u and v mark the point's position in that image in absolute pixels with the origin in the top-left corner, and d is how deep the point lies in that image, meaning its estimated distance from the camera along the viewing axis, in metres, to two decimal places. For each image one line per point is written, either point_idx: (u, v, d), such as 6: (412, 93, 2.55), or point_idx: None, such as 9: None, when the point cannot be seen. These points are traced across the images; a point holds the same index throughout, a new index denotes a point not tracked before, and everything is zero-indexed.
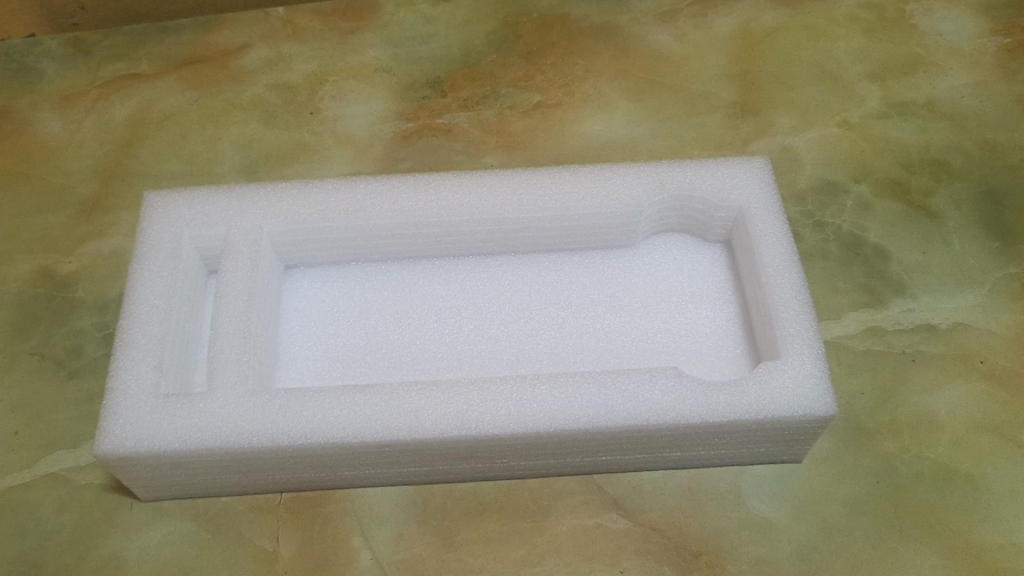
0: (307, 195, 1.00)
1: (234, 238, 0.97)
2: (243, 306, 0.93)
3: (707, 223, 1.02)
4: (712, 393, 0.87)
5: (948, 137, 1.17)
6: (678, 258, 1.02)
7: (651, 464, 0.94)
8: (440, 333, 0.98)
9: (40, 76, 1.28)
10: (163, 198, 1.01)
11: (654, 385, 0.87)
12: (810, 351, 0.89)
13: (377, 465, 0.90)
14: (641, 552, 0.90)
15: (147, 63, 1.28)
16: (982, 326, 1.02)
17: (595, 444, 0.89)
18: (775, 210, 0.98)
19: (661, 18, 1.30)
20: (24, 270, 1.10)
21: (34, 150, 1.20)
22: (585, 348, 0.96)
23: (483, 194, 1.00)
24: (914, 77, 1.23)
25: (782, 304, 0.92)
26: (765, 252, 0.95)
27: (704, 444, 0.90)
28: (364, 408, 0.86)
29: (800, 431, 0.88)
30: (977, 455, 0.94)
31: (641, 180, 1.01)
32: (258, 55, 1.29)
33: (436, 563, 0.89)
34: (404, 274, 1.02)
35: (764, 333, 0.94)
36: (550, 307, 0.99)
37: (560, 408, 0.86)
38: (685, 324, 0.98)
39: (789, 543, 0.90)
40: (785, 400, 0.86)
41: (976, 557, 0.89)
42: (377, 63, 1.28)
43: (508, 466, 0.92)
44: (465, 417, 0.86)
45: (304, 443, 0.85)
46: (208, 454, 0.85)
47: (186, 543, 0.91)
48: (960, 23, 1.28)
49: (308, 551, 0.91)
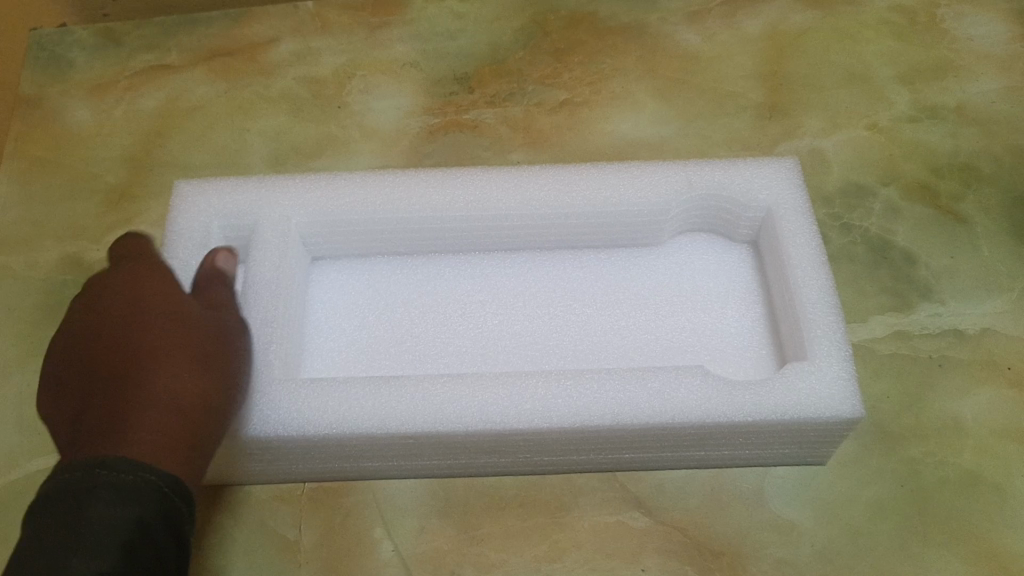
0: (338, 186, 1.01)
1: (262, 227, 0.98)
2: (270, 296, 0.93)
3: (734, 222, 1.02)
4: (737, 393, 0.87)
5: (978, 142, 1.17)
6: (704, 259, 1.02)
7: (673, 463, 0.94)
8: (466, 327, 0.98)
9: (70, 65, 1.29)
10: (192, 187, 1.01)
11: (680, 384, 0.87)
12: (838, 353, 0.89)
13: (400, 458, 0.91)
14: (662, 551, 0.90)
15: (177, 54, 1.29)
16: (1009, 332, 1.01)
17: (618, 441, 0.89)
18: (804, 211, 0.98)
19: (689, 17, 1.30)
20: (52, 256, 1.10)
21: (63, 139, 1.21)
22: (609, 346, 0.96)
23: (512, 189, 1.00)
24: (944, 82, 1.22)
25: (809, 305, 0.92)
26: (793, 253, 0.95)
27: (728, 444, 0.90)
28: (388, 399, 0.87)
29: (825, 432, 0.88)
30: (1002, 461, 0.94)
31: (671, 179, 1.01)
32: (286, 48, 1.29)
33: (457, 556, 0.89)
34: (428, 268, 1.02)
35: (790, 335, 0.94)
36: (574, 303, 0.99)
37: (584, 405, 0.86)
38: (710, 325, 0.97)
39: (811, 545, 0.90)
40: (812, 402, 0.86)
41: (1000, 565, 0.88)
42: (404, 58, 1.28)
43: (530, 462, 0.92)
44: (489, 411, 0.86)
45: (328, 433, 0.85)
46: (233, 441, 0.85)
47: (207, 531, 0.91)
48: (991, 28, 1.27)
49: (329, 541, 0.91)
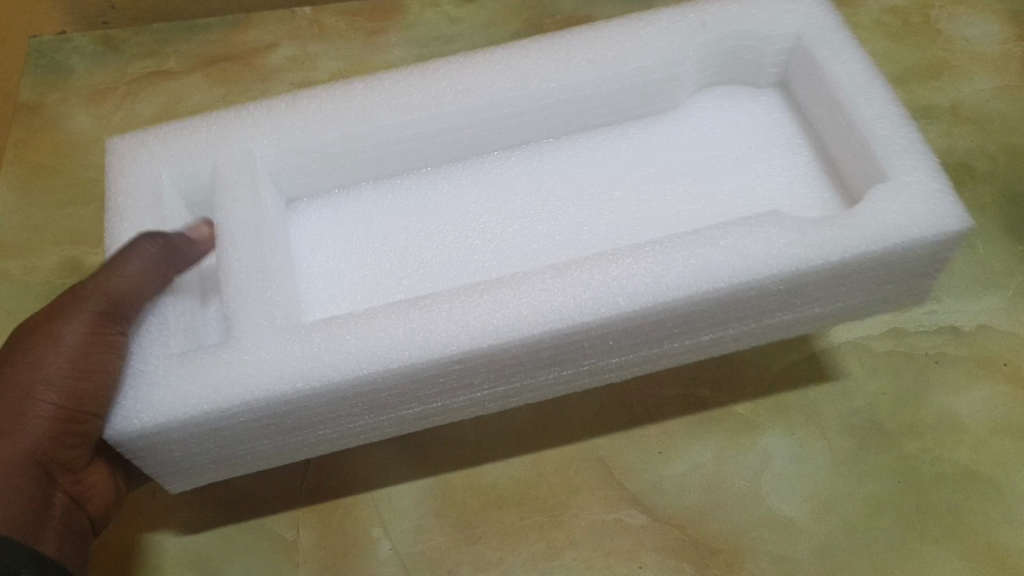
0: (298, 107, 0.91)
1: (223, 168, 0.88)
2: (254, 237, 0.83)
3: (759, 67, 0.97)
4: (829, 229, 0.78)
5: (972, 140, 1.17)
6: (733, 119, 0.98)
7: (759, 330, 0.85)
8: (477, 241, 0.92)
9: (70, 71, 1.30)
10: (128, 141, 0.90)
11: (752, 231, 0.78)
12: (923, 166, 0.81)
13: (467, 390, 0.81)
14: (660, 549, 0.90)
15: (176, 60, 1.30)
16: (1006, 329, 1.02)
17: (695, 318, 0.79)
18: (839, 32, 0.91)
19: None
20: (52, 260, 1.11)
21: (63, 145, 1.22)
22: (638, 227, 0.92)
23: (503, 71, 0.92)
24: (939, 82, 1.23)
25: (879, 124, 0.84)
26: (844, 80, 0.88)
27: (802, 305, 0.83)
28: (423, 324, 0.75)
29: (927, 252, 0.80)
30: (1000, 457, 0.94)
31: (684, 29, 0.93)
32: (284, 54, 1.30)
33: (455, 555, 0.89)
34: (426, 184, 0.97)
35: (862, 169, 0.86)
36: (603, 189, 0.95)
37: (652, 280, 0.76)
38: (759, 177, 0.93)
39: (809, 542, 0.90)
40: (908, 217, 0.78)
41: (998, 560, 0.88)
42: (401, 62, 1.29)
43: (591, 371, 0.84)
44: (551, 315, 0.74)
45: (358, 375, 0.73)
46: (246, 410, 0.74)
47: (205, 533, 0.92)
48: (984, 29, 1.28)
49: (327, 541, 0.91)
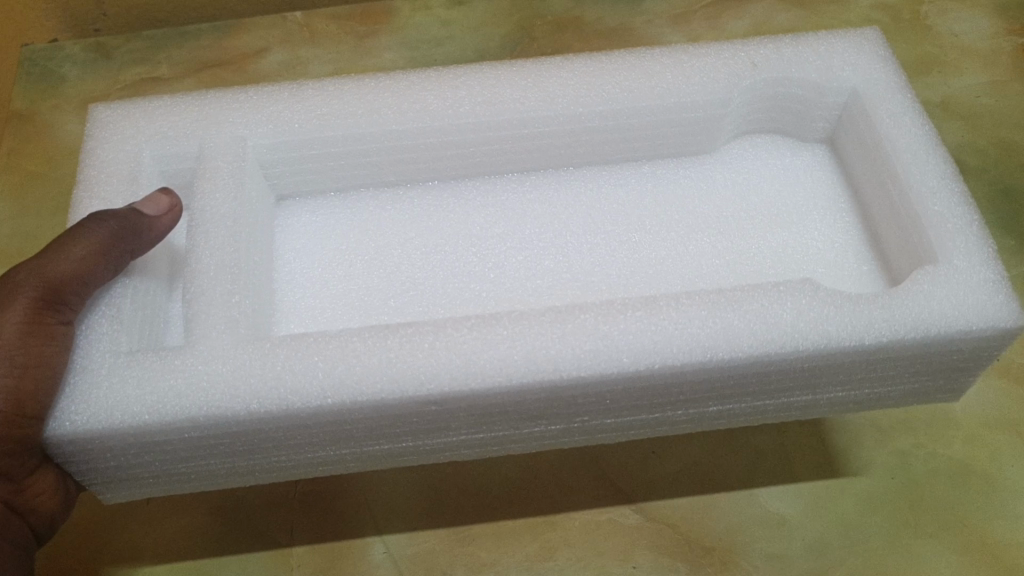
0: (308, 97, 0.90)
1: (210, 152, 0.87)
2: (226, 235, 0.82)
3: (808, 119, 0.95)
4: (864, 307, 0.74)
5: (963, 135, 1.17)
6: (771, 167, 0.96)
7: (786, 409, 0.81)
8: (479, 266, 0.90)
9: (62, 79, 1.30)
10: (113, 111, 0.89)
11: (782, 297, 0.75)
12: (975, 252, 0.78)
13: (456, 433, 0.77)
14: (654, 548, 0.89)
15: (167, 66, 1.30)
16: None
17: (721, 388, 0.76)
18: (899, 89, 0.89)
19: (674, 20, 1.31)
20: None
21: (56, 152, 1.22)
22: (670, 276, 0.89)
23: (525, 85, 0.90)
24: (929, 77, 1.23)
25: (930, 196, 0.82)
26: (899, 139, 0.85)
27: (830, 387, 0.78)
28: (398, 357, 0.73)
29: (971, 353, 0.77)
30: (993, 451, 0.94)
31: (730, 64, 0.91)
32: (276, 58, 1.30)
33: (449, 556, 0.89)
34: (428, 199, 0.95)
35: (913, 248, 0.83)
36: (625, 232, 0.92)
37: (669, 338, 0.73)
38: (796, 241, 0.91)
39: (802, 539, 0.89)
40: (958, 310, 0.74)
41: (993, 555, 0.88)
42: (391, 65, 1.29)
43: (589, 428, 0.80)
44: (538, 360, 0.72)
45: (320, 406, 0.71)
46: (191, 428, 0.71)
47: (198, 536, 0.91)
48: (973, 23, 1.28)
49: (320, 544, 0.90)
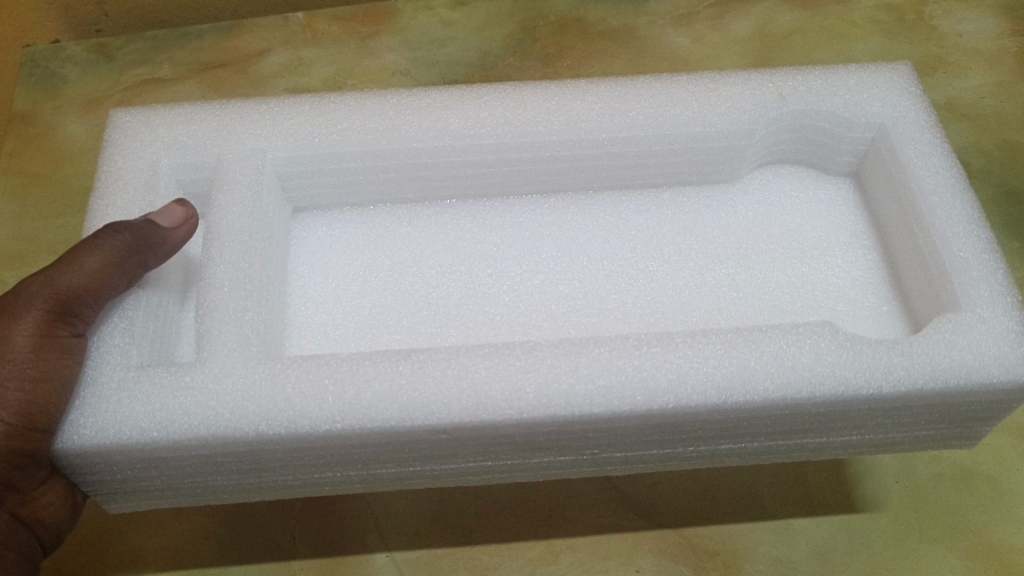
0: (329, 113, 0.90)
1: (225, 163, 0.86)
2: (239, 251, 0.81)
3: (834, 154, 0.95)
4: (883, 353, 0.74)
5: (967, 136, 1.17)
6: (793, 199, 0.96)
7: (799, 451, 0.81)
8: (495, 289, 0.90)
9: (64, 80, 1.29)
10: (132, 118, 0.89)
11: (803, 339, 0.75)
12: (996, 302, 0.78)
13: (464, 459, 0.77)
14: (658, 552, 0.89)
15: (169, 68, 1.29)
16: None
17: (741, 427, 0.76)
18: (929, 129, 0.89)
19: (679, 20, 1.30)
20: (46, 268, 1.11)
21: (57, 153, 1.22)
22: (686, 306, 0.89)
23: (549, 108, 0.90)
24: (934, 78, 1.22)
25: (953, 241, 0.81)
26: (923, 180, 0.85)
27: (846, 431, 0.78)
28: (411, 382, 0.72)
29: (988, 405, 0.76)
30: (999, 457, 0.94)
31: (757, 92, 0.91)
32: (278, 60, 1.30)
33: (452, 560, 0.89)
34: (446, 218, 0.94)
35: (932, 290, 0.83)
36: (641, 259, 0.92)
37: (689, 374, 0.73)
38: (814, 277, 0.90)
39: (807, 543, 0.89)
40: (979, 363, 0.74)
41: (997, 560, 0.88)
42: (396, 67, 1.29)
43: (600, 459, 0.80)
44: (551, 395, 0.72)
45: (330, 429, 0.71)
46: (198, 446, 0.72)
47: (204, 541, 0.91)
48: (978, 24, 1.27)
49: (324, 547, 0.90)
